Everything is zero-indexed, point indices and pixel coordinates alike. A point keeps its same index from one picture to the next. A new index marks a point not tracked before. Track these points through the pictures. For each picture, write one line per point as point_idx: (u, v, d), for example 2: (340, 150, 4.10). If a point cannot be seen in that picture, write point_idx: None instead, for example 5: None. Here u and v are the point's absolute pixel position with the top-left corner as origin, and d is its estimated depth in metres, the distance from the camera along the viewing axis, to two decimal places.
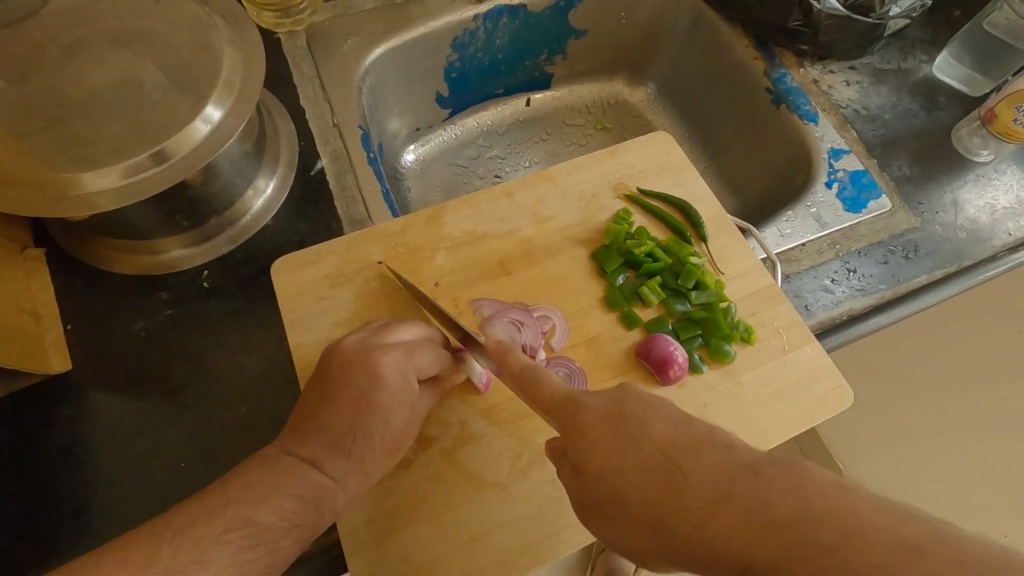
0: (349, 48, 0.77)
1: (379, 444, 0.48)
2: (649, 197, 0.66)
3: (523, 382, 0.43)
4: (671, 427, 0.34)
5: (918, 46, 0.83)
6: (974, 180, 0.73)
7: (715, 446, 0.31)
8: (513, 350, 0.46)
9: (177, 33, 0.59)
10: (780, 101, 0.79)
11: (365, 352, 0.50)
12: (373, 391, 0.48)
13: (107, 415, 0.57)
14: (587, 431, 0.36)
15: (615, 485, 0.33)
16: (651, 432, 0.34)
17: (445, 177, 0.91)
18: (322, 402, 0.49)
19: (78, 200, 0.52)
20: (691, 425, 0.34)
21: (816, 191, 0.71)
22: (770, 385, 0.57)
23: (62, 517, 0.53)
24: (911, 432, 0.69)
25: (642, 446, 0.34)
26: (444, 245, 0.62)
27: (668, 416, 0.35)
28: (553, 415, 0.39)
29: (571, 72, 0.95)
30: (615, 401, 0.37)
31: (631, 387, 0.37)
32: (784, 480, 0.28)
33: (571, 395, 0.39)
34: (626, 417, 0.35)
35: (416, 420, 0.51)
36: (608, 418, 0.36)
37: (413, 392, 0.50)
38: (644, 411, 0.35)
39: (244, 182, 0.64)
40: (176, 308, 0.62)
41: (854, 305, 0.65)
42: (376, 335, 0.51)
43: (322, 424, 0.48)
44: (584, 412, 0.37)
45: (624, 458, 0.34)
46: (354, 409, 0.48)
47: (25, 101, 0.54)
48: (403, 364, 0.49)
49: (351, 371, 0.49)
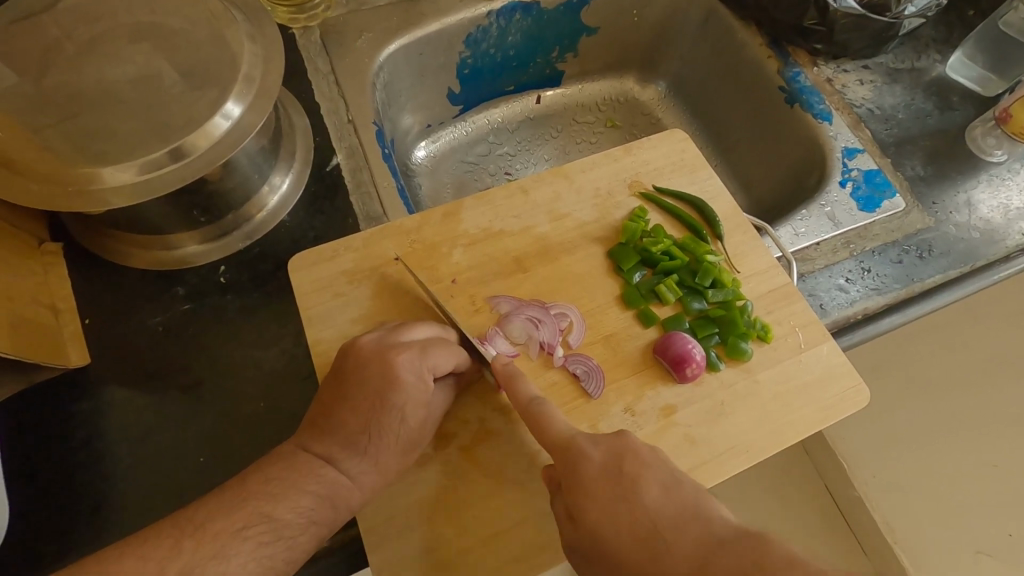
0: (363, 44, 0.77)
1: (396, 441, 0.48)
2: (664, 195, 0.66)
3: (528, 416, 0.48)
4: (663, 494, 0.40)
5: (931, 46, 0.83)
6: (988, 180, 0.73)
7: (696, 518, 0.38)
8: (519, 378, 0.50)
9: (194, 27, 0.59)
10: (794, 100, 0.79)
11: (380, 351, 0.50)
12: (387, 390, 0.48)
13: (124, 408, 0.57)
14: (588, 485, 0.42)
15: (609, 541, 0.39)
16: (644, 496, 0.40)
17: (457, 174, 0.91)
18: (338, 398, 0.49)
19: (96, 196, 0.52)
20: (680, 491, 0.41)
21: (830, 190, 0.71)
22: (787, 382, 0.57)
23: (81, 510, 0.53)
24: (944, 428, 0.69)
25: (636, 506, 0.40)
26: (460, 242, 0.62)
27: (659, 477, 0.41)
28: (555, 454, 0.45)
29: (583, 69, 0.95)
30: (615, 458, 0.43)
31: (628, 440, 0.44)
32: (745, 554, 0.35)
33: (575, 439, 0.44)
34: (622, 473, 0.42)
35: (433, 416, 0.51)
36: (609, 474, 0.42)
37: (429, 389, 0.50)
38: (640, 471, 0.42)
39: (260, 178, 0.64)
40: (192, 303, 0.62)
41: (868, 305, 0.65)
42: (391, 334, 0.51)
43: (338, 418, 0.48)
44: (587, 463, 0.43)
45: (623, 517, 0.40)
46: (369, 406, 0.48)
47: (43, 95, 0.54)
48: (417, 362, 0.49)
49: (366, 370, 0.49)
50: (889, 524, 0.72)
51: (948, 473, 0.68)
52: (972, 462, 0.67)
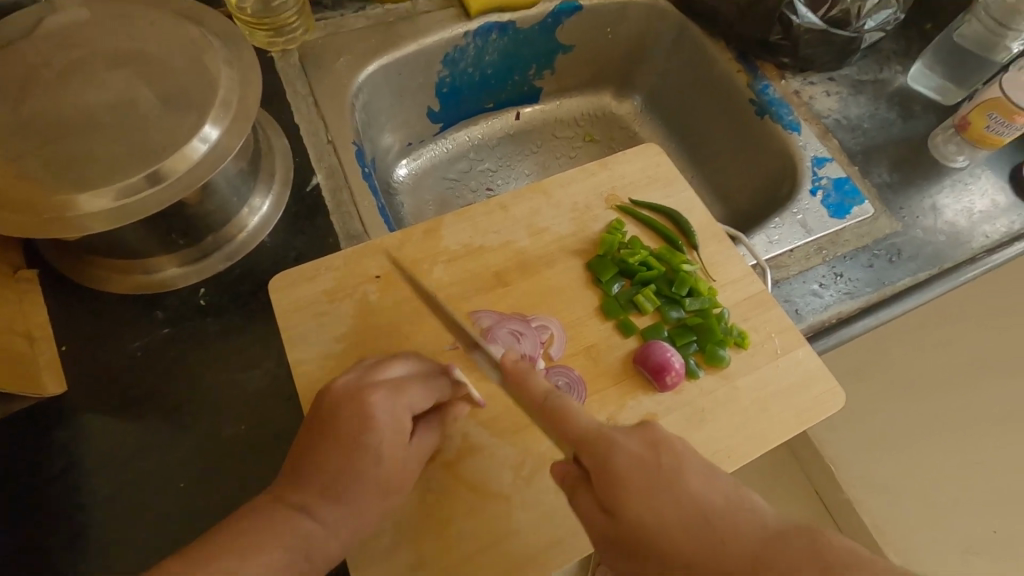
0: (341, 66, 0.78)
1: (374, 483, 0.47)
2: (640, 207, 0.67)
3: (548, 412, 0.41)
4: (707, 484, 0.36)
5: (892, 58, 0.86)
6: (951, 185, 0.76)
7: (745, 510, 0.34)
8: (532, 374, 0.44)
9: (172, 53, 0.60)
10: (764, 111, 0.81)
11: (355, 391, 0.49)
12: (361, 431, 0.47)
13: (102, 435, 0.56)
14: (624, 480, 0.36)
15: (654, 539, 0.34)
16: (688, 487, 0.36)
17: (438, 191, 0.92)
18: (314, 445, 0.47)
19: (72, 221, 0.51)
20: (719, 479, 0.36)
21: (801, 198, 0.73)
22: (765, 388, 0.58)
23: (58, 541, 0.52)
24: (927, 431, 0.70)
25: (680, 496, 0.35)
26: (441, 259, 0.62)
27: (698, 467, 0.37)
28: (581, 447, 0.39)
29: (560, 86, 0.97)
30: (651, 450, 0.37)
31: (658, 429, 0.39)
32: (801, 541, 0.31)
33: (603, 430, 0.39)
34: (660, 464, 0.37)
35: (412, 454, 0.50)
36: (644, 466, 0.37)
37: (406, 427, 0.49)
38: (679, 463, 0.37)
39: (240, 201, 0.65)
40: (172, 326, 0.61)
41: (841, 309, 0.67)
42: (367, 374, 0.51)
43: (314, 465, 0.47)
44: (618, 453, 0.37)
45: (666, 513, 0.35)
46: (344, 450, 0.47)
47: (19, 122, 0.54)
48: (392, 401, 0.49)
49: (341, 414, 0.48)
50: (878, 526, 0.71)
51: (931, 475, 0.70)
52: (955, 463, 0.69)
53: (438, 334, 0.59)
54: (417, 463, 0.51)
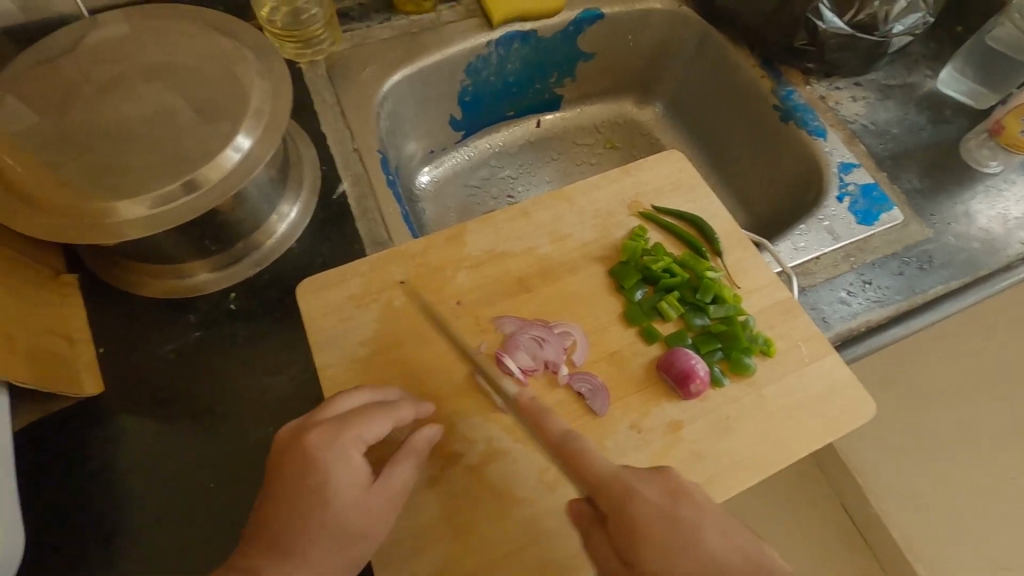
0: (367, 76, 0.79)
1: (330, 531, 0.44)
2: (663, 214, 0.67)
3: (565, 453, 0.46)
4: (722, 537, 0.42)
5: (922, 62, 0.85)
6: (985, 191, 0.74)
7: (758, 568, 0.41)
8: (547, 416, 0.49)
9: (207, 65, 0.62)
10: (788, 117, 0.80)
11: (295, 435, 0.46)
12: (304, 477, 0.44)
13: (137, 436, 0.58)
14: (646, 530, 0.42)
15: None
16: (706, 542, 0.42)
17: (460, 199, 0.93)
18: (265, 496, 0.45)
19: (110, 227, 0.53)
20: (732, 533, 0.43)
21: (828, 205, 0.72)
22: (792, 397, 0.57)
23: (94, 538, 0.54)
24: (956, 443, 0.68)
25: (698, 549, 0.41)
26: (465, 265, 0.63)
27: (712, 520, 0.43)
28: (602, 495, 0.44)
29: (581, 93, 0.97)
30: (669, 499, 0.44)
31: (674, 478, 0.45)
32: None
33: (623, 477, 0.44)
34: (678, 516, 0.43)
35: (372, 494, 0.46)
36: (666, 516, 0.42)
37: (355, 464, 0.46)
38: (697, 519, 0.43)
39: (269, 208, 0.66)
40: (204, 330, 0.63)
41: (871, 317, 0.65)
42: (312, 415, 0.48)
43: (264, 524, 0.44)
44: (641, 504, 0.43)
45: (686, 563, 0.41)
46: (290, 501, 0.44)
47: (63, 134, 0.57)
48: (334, 438, 0.46)
49: (285, 459, 0.45)
50: (908, 540, 0.71)
51: (962, 489, 0.67)
52: (988, 476, 0.67)
53: (461, 339, 0.60)
54: (382, 504, 0.47)
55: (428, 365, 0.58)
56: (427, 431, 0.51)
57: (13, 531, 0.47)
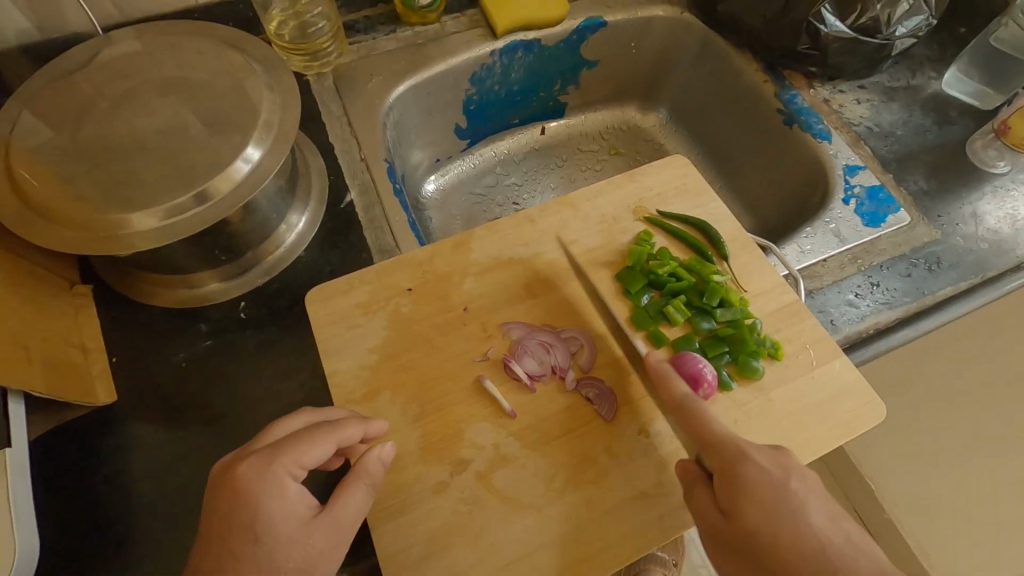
0: (373, 87, 0.81)
1: (267, 568, 0.41)
2: (668, 218, 0.67)
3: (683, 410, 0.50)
4: (824, 519, 0.45)
5: (925, 64, 0.85)
6: (992, 191, 0.74)
7: (858, 551, 0.44)
8: (672, 377, 0.52)
9: (217, 79, 0.63)
10: (792, 121, 0.80)
11: (227, 468, 0.44)
12: (238, 510, 0.42)
13: (148, 443, 0.59)
14: (754, 492, 0.45)
15: (769, 548, 0.44)
16: (809, 519, 0.45)
17: (465, 206, 0.93)
18: (199, 536, 0.43)
19: (123, 239, 0.54)
20: (833, 516, 0.45)
21: (834, 208, 0.72)
22: (800, 400, 0.57)
23: (106, 545, 0.54)
24: (971, 445, 0.66)
25: (801, 522, 0.44)
26: (471, 272, 0.63)
27: (818, 500, 0.46)
28: (717, 453, 0.48)
29: (584, 101, 0.98)
30: (781, 471, 0.46)
31: (789, 457, 0.48)
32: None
33: (741, 445, 0.47)
34: (788, 490, 0.45)
35: (313, 524, 0.43)
36: (774, 486, 0.46)
37: (292, 491, 0.43)
38: (804, 498, 0.45)
39: (278, 218, 0.67)
40: (214, 339, 0.64)
41: (879, 319, 0.65)
42: (247, 445, 0.46)
43: (198, 566, 0.41)
44: (752, 469, 0.46)
45: (785, 533, 0.44)
46: (224, 538, 0.41)
47: (78, 148, 0.58)
48: (268, 466, 0.43)
49: (215, 494, 0.43)
50: (922, 547, 0.66)
51: (979, 493, 0.65)
52: (1003, 481, 0.65)
53: (469, 345, 0.60)
54: (326, 534, 0.44)
55: (435, 371, 0.59)
56: (378, 449, 0.48)
57: (28, 519, 0.47)
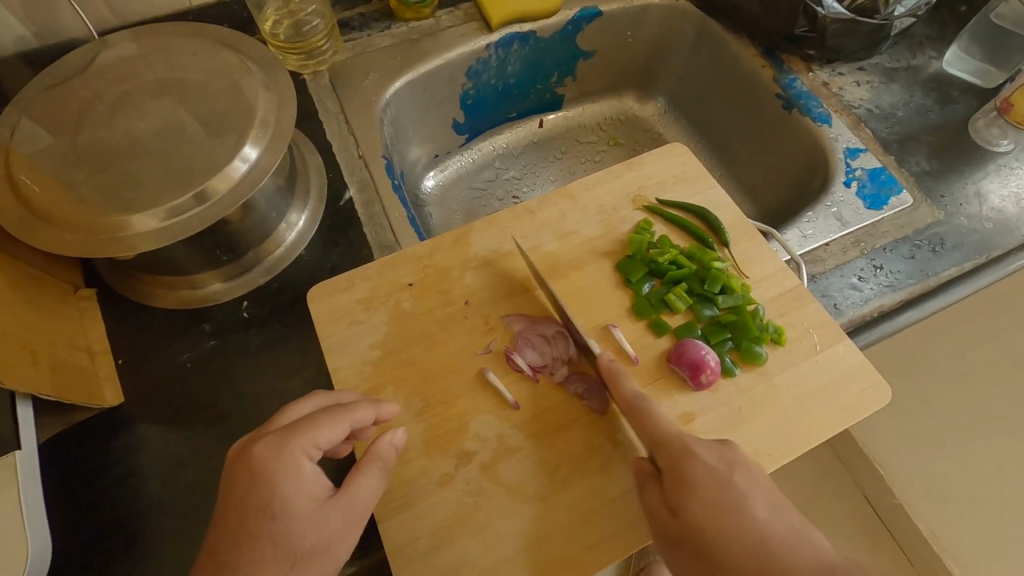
0: (369, 84, 0.80)
1: (282, 548, 0.41)
2: (668, 206, 0.67)
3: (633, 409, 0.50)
4: (769, 513, 0.44)
5: (926, 43, 0.84)
6: (996, 170, 0.73)
7: (803, 542, 0.42)
8: (622, 376, 0.53)
9: (212, 80, 0.63)
10: (792, 105, 0.80)
11: (243, 449, 0.44)
12: (254, 489, 0.42)
13: (155, 443, 0.59)
14: (698, 487, 0.45)
15: (711, 544, 0.43)
16: (754, 515, 0.44)
17: (465, 201, 0.93)
18: (216, 517, 0.43)
19: (123, 241, 0.55)
20: (781, 511, 0.44)
21: (835, 191, 0.71)
22: (804, 384, 0.57)
23: (117, 544, 0.55)
24: (978, 428, 0.67)
25: (743, 517, 0.43)
26: (471, 265, 0.63)
27: (765, 495, 0.45)
28: (663, 449, 0.48)
29: (582, 92, 0.98)
30: (726, 466, 0.46)
31: (735, 451, 0.47)
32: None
33: (686, 438, 0.48)
34: (730, 485, 0.45)
35: (329, 505, 0.44)
36: (718, 480, 0.45)
37: (308, 472, 0.44)
38: (747, 492, 0.45)
39: (278, 217, 0.67)
40: (218, 339, 0.64)
41: (883, 302, 0.64)
42: (263, 427, 0.46)
43: (213, 548, 0.41)
44: (695, 464, 0.46)
45: (728, 527, 0.43)
46: (240, 517, 0.42)
47: (76, 152, 0.58)
48: (283, 446, 0.43)
49: (232, 476, 0.43)
50: (933, 531, 0.70)
51: (986, 475, 0.67)
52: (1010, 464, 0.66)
53: (470, 338, 0.60)
54: (340, 516, 0.44)
55: (438, 365, 0.59)
56: (391, 434, 0.48)
57: (39, 519, 0.48)
